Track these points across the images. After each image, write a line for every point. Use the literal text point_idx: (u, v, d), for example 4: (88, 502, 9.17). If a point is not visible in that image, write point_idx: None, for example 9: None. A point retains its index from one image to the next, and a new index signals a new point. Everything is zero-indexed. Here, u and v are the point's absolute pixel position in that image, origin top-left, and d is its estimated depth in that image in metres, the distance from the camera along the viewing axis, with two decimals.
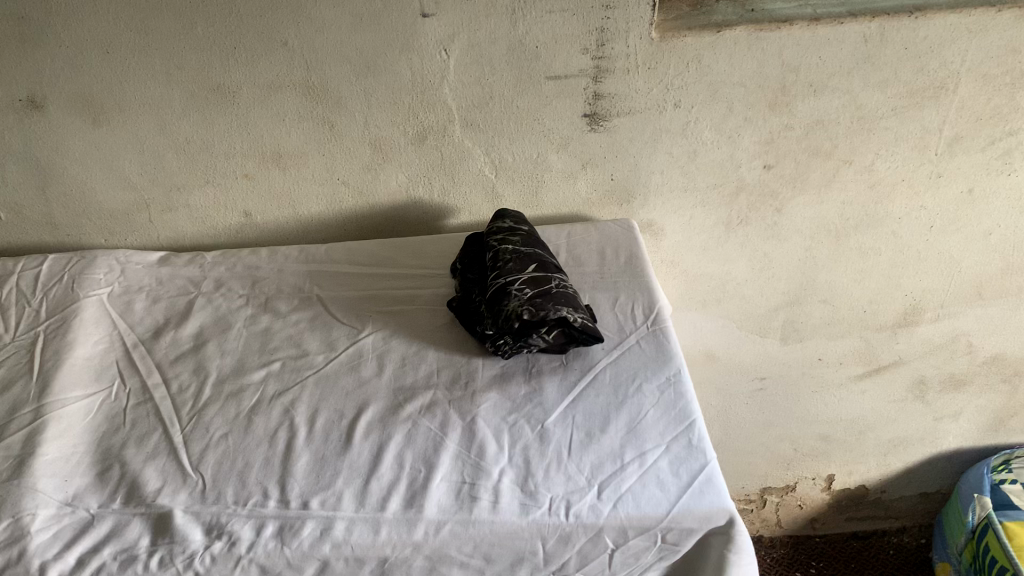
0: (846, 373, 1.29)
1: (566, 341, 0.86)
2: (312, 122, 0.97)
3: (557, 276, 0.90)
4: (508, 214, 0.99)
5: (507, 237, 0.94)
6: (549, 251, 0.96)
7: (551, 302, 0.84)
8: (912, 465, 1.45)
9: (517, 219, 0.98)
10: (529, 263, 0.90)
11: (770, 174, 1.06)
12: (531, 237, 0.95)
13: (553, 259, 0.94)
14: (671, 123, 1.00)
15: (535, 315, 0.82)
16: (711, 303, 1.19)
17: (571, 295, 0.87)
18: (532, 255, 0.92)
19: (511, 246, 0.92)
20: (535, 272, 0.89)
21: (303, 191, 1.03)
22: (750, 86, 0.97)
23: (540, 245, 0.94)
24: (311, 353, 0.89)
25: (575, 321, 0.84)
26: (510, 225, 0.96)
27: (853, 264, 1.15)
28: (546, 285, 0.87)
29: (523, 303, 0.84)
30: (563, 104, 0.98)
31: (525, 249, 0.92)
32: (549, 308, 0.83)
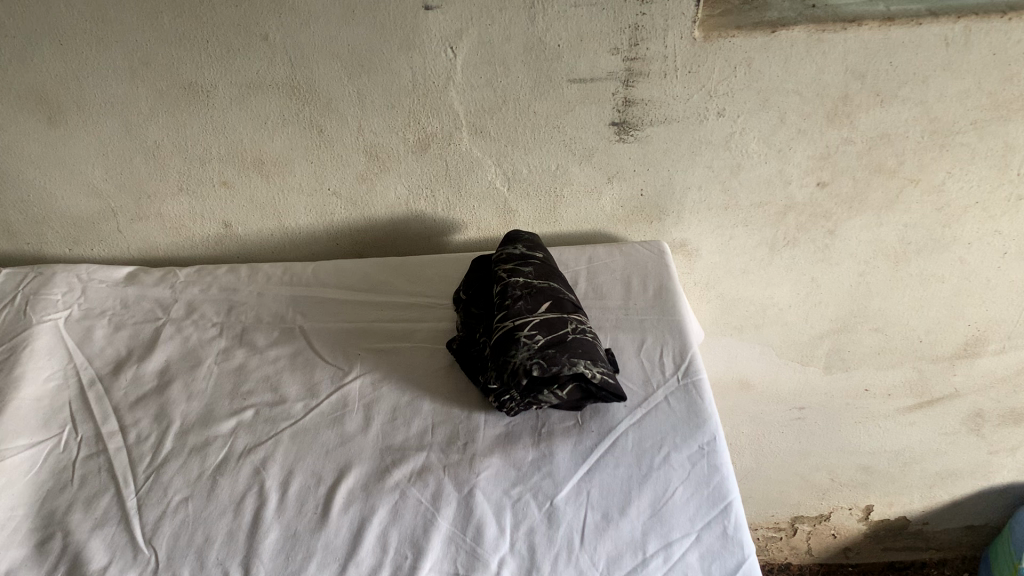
0: (895, 404, 1.16)
1: (582, 398, 0.74)
2: (298, 127, 0.85)
3: (574, 317, 0.78)
4: (521, 236, 0.87)
5: (518, 267, 0.81)
6: (567, 283, 0.83)
7: (566, 355, 0.72)
8: (960, 498, 1.32)
9: (531, 244, 0.85)
10: (542, 301, 0.78)
11: (823, 192, 0.92)
12: (546, 268, 0.83)
13: (571, 294, 0.81)
14: (711, 134, 0.87)
15: (546, 371, 0.71)
16: (748, 329, 1.06)
17: (590, 343, 0.75)
18: (546, 290, 0.79)
19: (523, 279, 0.80)
20: (548, 313, 0.77)
21: (289, 202, 0.91)
22: (807, 94, 0.83)
23: (555, 277, 0.82)
24: (289, 399, 0.77)
25: (594, 377, 0.72)
26: (522, 252, 0.84)
27: (911, 292, 1.02)
28: (561, 331, 0.75)
29: (532, 356, 0.72)
30: (588, 111, 0.84)
31: (538, 283, 0.80)
32: (563, 363, 0.71)
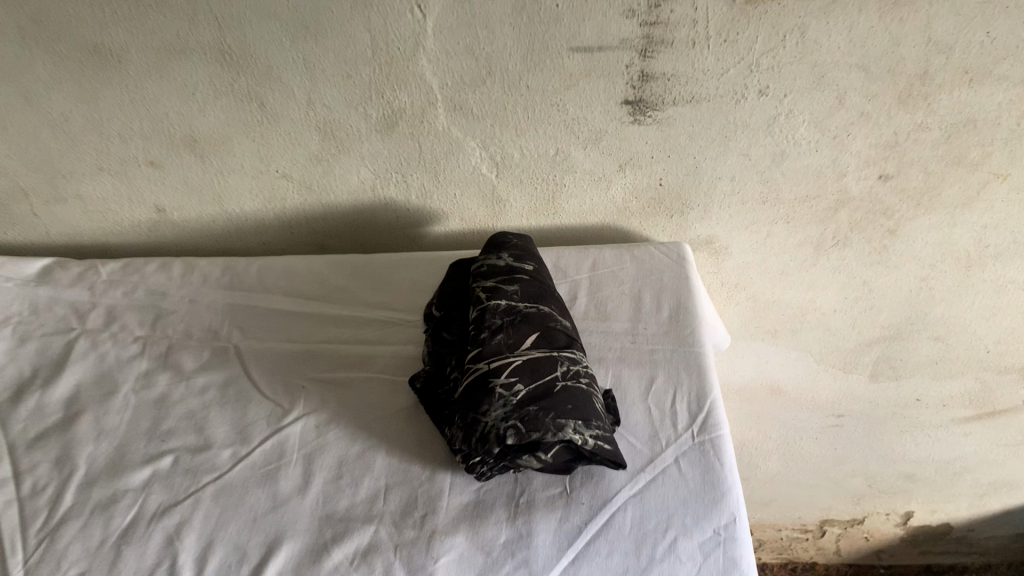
0: (950, 414, 1.00)
1: (571, 461, 0.59)
2: (234, 99, 0.68)
3: (566, 355, 0.62)
4: (509, 240, 0.71)
5: (501, 284, 0.66)
6: (561, 304, 0.68)
7: (551, 414, 0.57)
8: (1013, 507, 1.17)
9: (520, 252, 0.70)
10: (527, 333, 0.63)
11: (886, 186, 0.75)
12: (536, 286, 0.67)
13: (565, 321, 0.66)
14: (750, 116, 0.69)
15: (524, 438, 0.56)
16: (784, 333, 0.91)
17: (583, 392, 0.60)
18: (533, 317, 0.64)
19: (505, 302, 0.64)
20: (533, 351, 0.61)
21: (232, 184, 0.75)
22: (874, 70, 0.65)
23: (547, 298, 0.67)
24: (215, 445, 0.63)
25: (585, 444, 0.57)
26: (507, 263, 0.68)
27: (984, 299, 0.85)
28: (547, 377, 0.60)
29: (508, 415, 0.57)
30: (595, 86, 0.67)
31: (524, 308, 0.64)
32: (547, 426, 0.56)
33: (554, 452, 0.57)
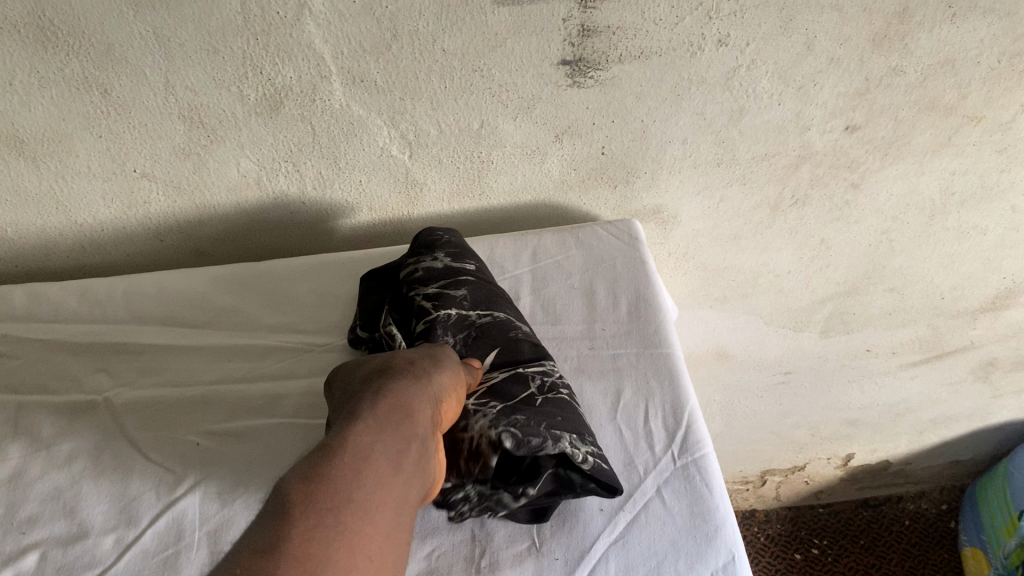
0: (898, 361, 0.96)
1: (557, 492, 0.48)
2: (67, 87, 0.54)
3: (535, 368, 0.52)
4: (438, 239, 0.61)
5: (445, 289, 0.56)
6: (514, 306, 0.58)
7: (543, 423, 0.47)
8: (951, 439, 1.15)
9: (456, 251, 0.60)
10: (484, 350, 0.53)
11: (853, 138, 0.66)
12: (485, 289, 0.57)
13: (524, 325, 0.56)
14: (706, 71, 0.58)
15: (522, 445, 0.45)
16: (734, 298, 0.84)
17: (566, 404, 0.51)
18: (487, 329, 0.54)
19: (454, 311, 0.54)
20: (495, 372, 0.51)
21: (78, 188, 0.61)
22: (850, 9, 0.55)
23: (500, 303, 0.57)
24: (93, 533, 0.48)
25: (586, 460, 0.47)
26: (446, 264, 0.58)
27: (944, 247, 0.78)
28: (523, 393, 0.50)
29: (496, 421, 0.46)
30: (525, 46, 0.55)
31: (475, 318, 0.55)
32: (543, 433, 0.46)
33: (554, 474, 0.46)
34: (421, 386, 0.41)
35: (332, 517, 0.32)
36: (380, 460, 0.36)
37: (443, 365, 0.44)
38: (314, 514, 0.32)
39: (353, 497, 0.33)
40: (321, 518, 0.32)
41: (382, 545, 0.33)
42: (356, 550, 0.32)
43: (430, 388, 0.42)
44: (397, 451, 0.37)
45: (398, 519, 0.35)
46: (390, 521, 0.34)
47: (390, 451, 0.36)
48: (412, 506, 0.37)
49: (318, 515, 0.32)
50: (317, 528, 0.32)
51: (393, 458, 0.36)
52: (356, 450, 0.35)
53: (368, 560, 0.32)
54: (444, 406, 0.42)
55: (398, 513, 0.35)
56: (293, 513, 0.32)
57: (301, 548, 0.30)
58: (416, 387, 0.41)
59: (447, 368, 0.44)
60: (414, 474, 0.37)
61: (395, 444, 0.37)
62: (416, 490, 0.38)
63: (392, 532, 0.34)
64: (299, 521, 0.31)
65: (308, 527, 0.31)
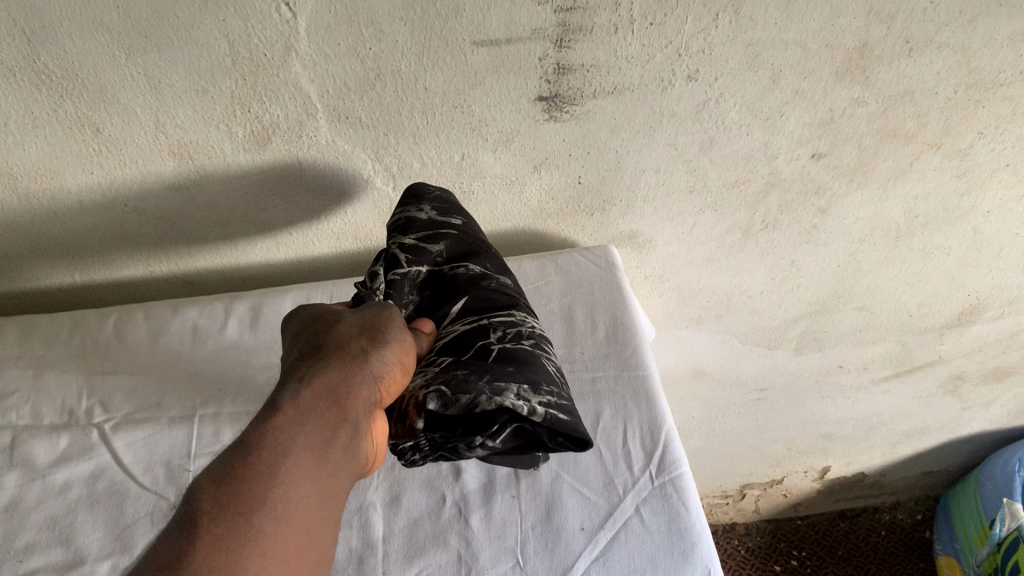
0: (869, 376, 0.98)
1: (524, 447, 0.47)
2: (60, 126, 0.56)
3: (499, 319, 0.53)
4: (430, 190, 0.61)
5: (423, 243, 0.57)
6: (497, 262, 0.59)
7: (486, 377, 0.45)
8: (923, 451, 1.18)
9: (445, 205, 0.60)
10: (452, 301, 0.54)
11: (819, 165, 0.68)
12: (466, 244, 0.58)
13: (501, 279, 0.57)
14: (677, 104, 0.61)
15: (450, 404, 0.44)
16: (709, 318, 0.86)
17: (526, 356, 0.49)
18: (459, 281, 0.55)
19: (427, 268, 0.56)
20: (458, 325, 0.52)
21: (70, 221, 0.64)
22: (813, 45, 0.58)
23: (478, 255, 0.58)
24: (89, 560, 0.50)
25: (534, 412, 0.44)
26: (431, 216, 0.58)
27: (909, 267, 0.81)
28: (477, 343, 0.50)
29: (430, 381, 0.45)
30: (504, 84, 0.57)
31: (448, 271, 0.56)
32: (480, 388, 0.44)
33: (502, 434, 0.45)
34: (348, 373, 0.41)
35: (245, 519, 0.32)
36: (299, 455, 0.36)
37: (380, 343, 0.44)
38: (225, 519, 0.32)
39: (267, 497, 0.33)
40: (232, 522, 0.32)
41: (299, 544, 0.33)
42: (269, 553, 0.32)
43: (363, 372, 0.42)
44: (319, 444, 0.37)
45: (319, 512, 0.35)
46: (308, 517, 0.34)
47: (311, 444, 0.37)
48: (338, 497, 0.37)
49: (229, 520, 0.32)
50: (226, 534, 0.32)
51: (314, 451, 0.37)
52: (273, 446, 0.35)
53: (283, 562, 0.32)
54: (383, 388, 0.43)
55: (320, 507, 0.36)
56: (201, 521, 0.32)
57: (207, 557, 0.30)
58: (346, 374, 0.41)
59: (387, 347, 0.44)
60: (339, 464, 0.38)
61: (316, 435, 0.37)
62: (343, 480, 0.38)
63: (312, 529, 0.34)
64: (207, 529, 0.32)
65: (216, 534, 0.31)
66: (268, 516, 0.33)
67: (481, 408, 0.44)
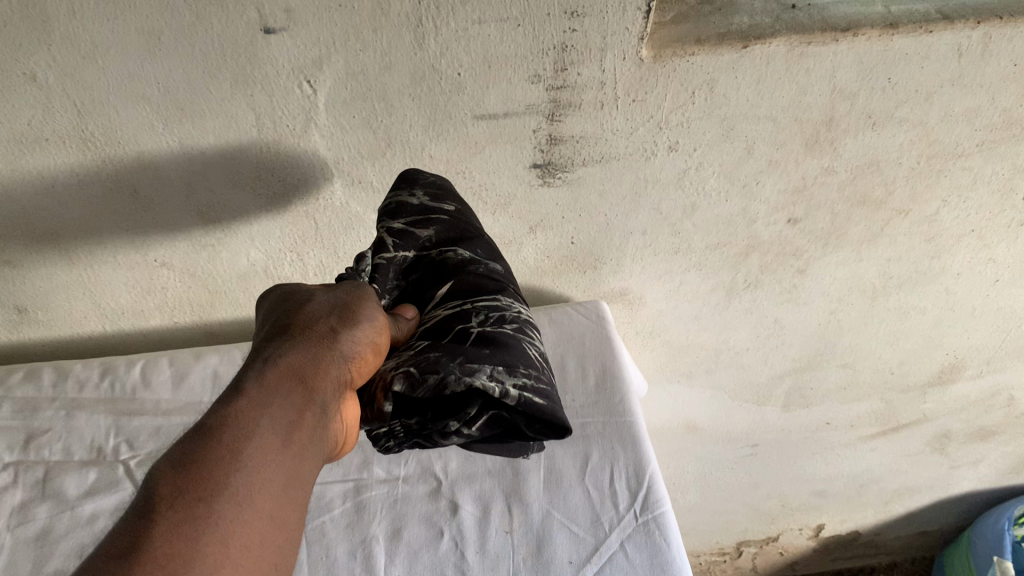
0: (857, 433, 1.02)
1: (505, 431, 0.47)
2: (102, 188, 0.62)
3: (485, 304, 0.50)
4: (423, 177, 0.60)
5: (411, 227, 0.55)
6: (489, 248, 0.56)
7: (459, 358, 0.45)
8: (916, 510, 1.20)
9: (438, 190, 0.58)
10: (438, 285, 0.52)
11: (795, 229, 0.74)
12: (458, 229, 0.56)
13: (491, 265, 0.55)
14: (660, 172, 0.67)
15: (418, 385, 0.44)
16: (699, 374, 0.91)
17: (507, 338, 0.48)
18: (447, 266, 0.53)
19: (414, 251, 0.54)
20: (441, 310, 0.50)
21: (104, 275, 0.70)
22: (783, 120, 0.64)
23: (469, 242, 0.55)
24: None
25: (505, 393, 0.44)
26: (423, 202, 0.57)
27: (887, 326, 0.86)
28: (457, 328, 0.48)
29: (401, 362, 0.45)
30: (502, 153, 0.63)
31: (436, 256, 0.54)
32: (451, 368, 0.44)
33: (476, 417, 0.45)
34: (315, 354, 0.42)
35: (207, 505, 0.33)
36: (262, 439, 0.36)
37: (351, 321, 0.45)
38: (184, 505, 0.32)
39: (229, 482, 0.34)
40: (192, 509, 0.32)
41: (262, 528, 0.34)
42: (229, 538, 0.33)
43: (332, 353, 0.43)
44: (284, 425, 0.38)
45: (284, 492, 0.36)
46: (272, 501, 0.35)
47: (276, 426, 0.37)
48: (304, 479, 0.38)
49: (187, 507, 0.32)
50: (186, 520, 0.32)
51: (278, 434, 0.37)
52: (237, 429, 0.36)
53: (243, 547, 0.33)
54: (352, 368, 0.44)
55: (285, 487, 0.36)
56: (160, 506, 0.32)
57: (167, 543, 0.31)
58: (314, 357, 0.42)
59: (358, 326, 0.45)
60: (304, 445, 0.39)
61: (281, 417, 0.38)
62: (308, 460, 0.39)
63: (275, 512, 0.35)
64: (165, 516, 0.32)
65: (175, 521, 0.32)
66: (229, 501, 0.33)
67: (449, 389, 0.43)
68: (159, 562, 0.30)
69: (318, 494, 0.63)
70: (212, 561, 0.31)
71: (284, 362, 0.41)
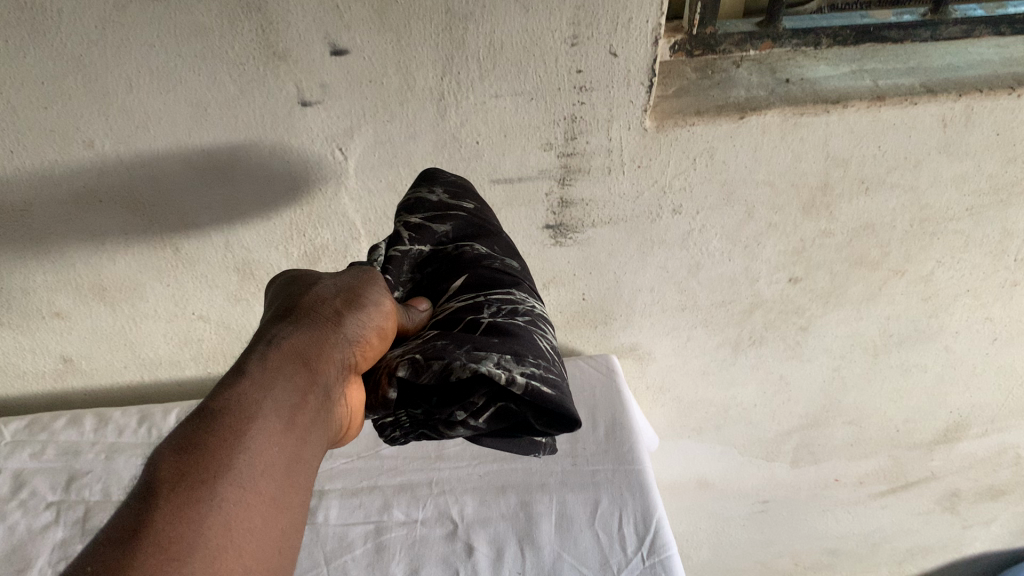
0: (866, 491, 1.04)
1: (515, 427, 0.44)
2: (147, 245, 0.68)
3: (497, 297, 0.48)
4: (445, 178, 0.58)
5: (428, 222, 0.53)
6: (507, 246, 0.55)
7: (466, 347, 0.43)
8: (931, 571, 1.21)
9: (457, 191, 0.57)
10: (452, 279, 0.51)
11: (796, 288, 0.78)
12: (475, 226, 0.54)
13: (507, 261, 0.52)
14: (665, 233, 0.71)
15: (423, 372, 0.42)
16: (708, 429, 0.94)
17: (518, 329, 0.45)
18: (462, 260, 0.52)
19: (430, 246, 0.53)
20: (453, 303, 0.49)
21: (144, 328, 0.75)
22: (781, 185, 0.68)
23: (486, 240, 0.54)
24: None
25: (511, 381, 0.41)
26: (441, 200, 0.55)
27: (890, 384, 0.89)
28: (467, 318, 0.46)
29: (409, 351, 0.44)
30: (517, 214, 0.68)
31: (452, 251, 0.52)
32: (457, 355, 0.42)
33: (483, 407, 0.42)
34: (318, 338, 0.42)
35: (207, 488, 0.33)
36: (265, 421, 0.36)
37: (356, 305, 0.45)
38: (186, 486, 0.32)
39: (232, 464, 0.34)
40: (194, 490, 0.32)
41: (263, 512, 0.34)
42: (230, 522, 0.33)
43: (335, 338, 0.42)
44: (286, 408, 0.38)
45: (286, 476, 0.36)
46: (274, 485, 0.35)
47: (277, 408, 0.37)
48: (305, 463, 0.38)
49: (190, 488, 0.32)
50: (187, 501, 0.32)
51: (280, 417, 0.37)
52: (238, 411, 0.36)
53: (244, 531, 0.33)
54: (358, 353, 0.44)
55: (286, 471, 0.36)
56: (161, 488, 0.32)
57: (168, 524, 0.31)
58: (316, 343, 0.42)
59: (363, 312, 0.44)
60: (306, 430, 0.39)
61: (282, 401, 0.38)
62: (310, 445, 0.39)
63: (277, 496, 0.35)
64: (165, 498, 0.32)
65: (175, 502, 0.32)
66: (230, 484, 0.33)
67: (452, 375, 0.41)
68: (159, 543, 0.30)
69: (341, 534, 0.66)
70: (214, 544, 0.31)
71: (286, 346, 0.41)
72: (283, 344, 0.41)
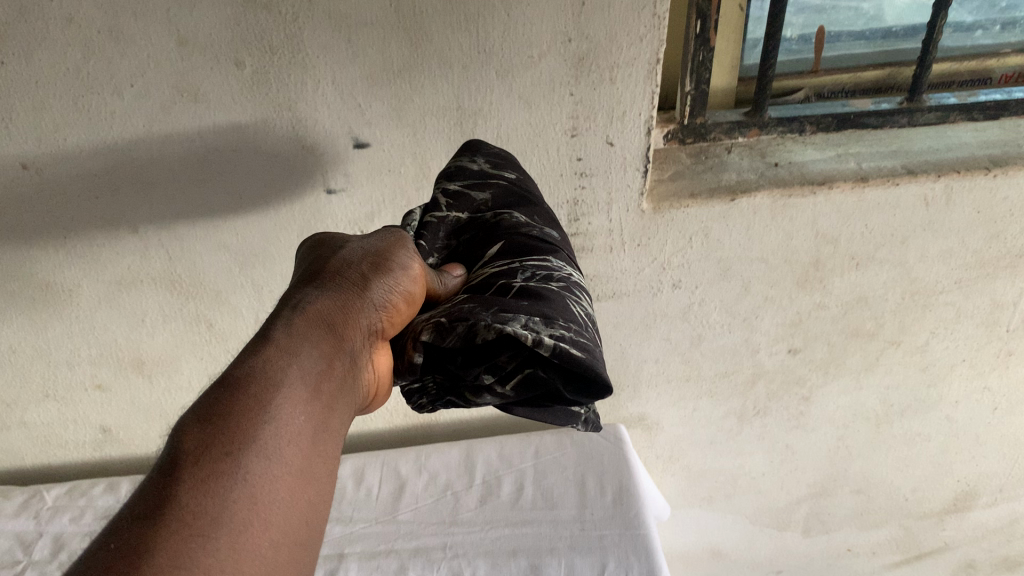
0: (880, 562, 1.04)
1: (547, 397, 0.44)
2: (183, 321, 0.73)
3: (533, 263, 0.48)
4: (487, 147, 0.58)
5: (467, 190, 0.54)
6: (548, 216, 0.53)
7: (493, 308, 0.42)
8: None
9: (499, 159, 0.56)
10: (489, 244, 0.50)
11: (796, 359, 0.81)
12: (515, 194, 0.54)
13: (546, 230, 0.51)
14: (666, 307, 0.75)
15: (448, 336, 0.42)
16: (719, 498, 0.96)
17: (550, 293, 0.45)
18: (499, 227, 0.51)
19: (467, 214, 0.53)
20: (487, 269, 0.48)
21: (178, 399, 0.80)
22: (774, 260, 0.73)
23: (522, 207, 0.53)
24: None
25: (537, 342, 0.40)
26: (482, 168, 0.55)
27: (895, 452, 0.91)
28: (499, 283, 0.46)
29: (438, 314, 0.44)
30: None
31: (489, 218, 0.52)
32: (482, 316, 0.41)
33: (512, 375, 0.43)
34: (344, 303, 0.43)
35: (231, 458, 0.33)
36: (293, 387, 0.37)
37: (381, 271, 0.45)
38: (210, 459, 0.33)
39: (258, 433, 0.34)
40: (219, 461, 0.33)
41: (291, 481, 0.34)
42: (256, 492, 0.33)
43: (360, 304, 0.43)
44: (312, 375, 0.38)
45: (313, 442, 0.36)
46: (300, 454, 0.35)
47: (302, 376, 0.38)
48: (332, 428, 0.38)
49: (214, 461, 0.33)
50: (212, 473, 0.32)
51: (305, 383, 0.38)
52: (263, 379, 0.36)
53: (270, 500, 0.33)
54: (382, 319, 0.44)
55: (313, 438, 0.37)
56: (185, 463, 0.32)
57: (192, 497, 0.31)
58: (342, 309, 0.42)
59: (388, 278, 0.45)
60: (332, 397, 0.39)
61: (308, 369, 0.38)
62: (338, 410, 0.40)
63: (304, 464, 0.35)
64: (190, 472, 0.32)
65: (199, 475, 0.32)
66: (255, 453, 0.33)
67: (476, 337, 0.41)
68: (182, 518, 0.30)
69: None
70: (239, 517, 0.32)
71: (311, 312, 0.41)
72: (308, 310, 0.41)
